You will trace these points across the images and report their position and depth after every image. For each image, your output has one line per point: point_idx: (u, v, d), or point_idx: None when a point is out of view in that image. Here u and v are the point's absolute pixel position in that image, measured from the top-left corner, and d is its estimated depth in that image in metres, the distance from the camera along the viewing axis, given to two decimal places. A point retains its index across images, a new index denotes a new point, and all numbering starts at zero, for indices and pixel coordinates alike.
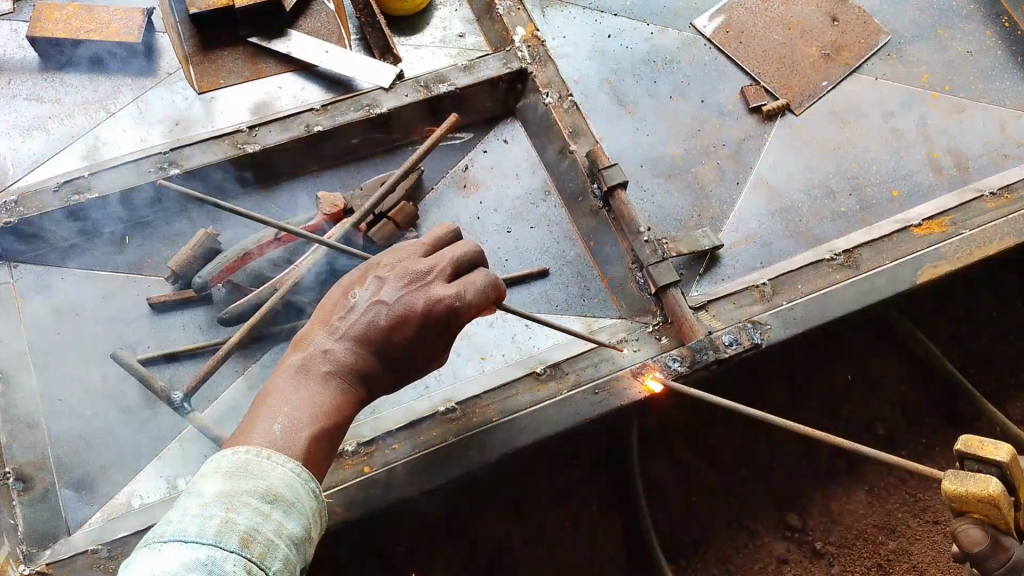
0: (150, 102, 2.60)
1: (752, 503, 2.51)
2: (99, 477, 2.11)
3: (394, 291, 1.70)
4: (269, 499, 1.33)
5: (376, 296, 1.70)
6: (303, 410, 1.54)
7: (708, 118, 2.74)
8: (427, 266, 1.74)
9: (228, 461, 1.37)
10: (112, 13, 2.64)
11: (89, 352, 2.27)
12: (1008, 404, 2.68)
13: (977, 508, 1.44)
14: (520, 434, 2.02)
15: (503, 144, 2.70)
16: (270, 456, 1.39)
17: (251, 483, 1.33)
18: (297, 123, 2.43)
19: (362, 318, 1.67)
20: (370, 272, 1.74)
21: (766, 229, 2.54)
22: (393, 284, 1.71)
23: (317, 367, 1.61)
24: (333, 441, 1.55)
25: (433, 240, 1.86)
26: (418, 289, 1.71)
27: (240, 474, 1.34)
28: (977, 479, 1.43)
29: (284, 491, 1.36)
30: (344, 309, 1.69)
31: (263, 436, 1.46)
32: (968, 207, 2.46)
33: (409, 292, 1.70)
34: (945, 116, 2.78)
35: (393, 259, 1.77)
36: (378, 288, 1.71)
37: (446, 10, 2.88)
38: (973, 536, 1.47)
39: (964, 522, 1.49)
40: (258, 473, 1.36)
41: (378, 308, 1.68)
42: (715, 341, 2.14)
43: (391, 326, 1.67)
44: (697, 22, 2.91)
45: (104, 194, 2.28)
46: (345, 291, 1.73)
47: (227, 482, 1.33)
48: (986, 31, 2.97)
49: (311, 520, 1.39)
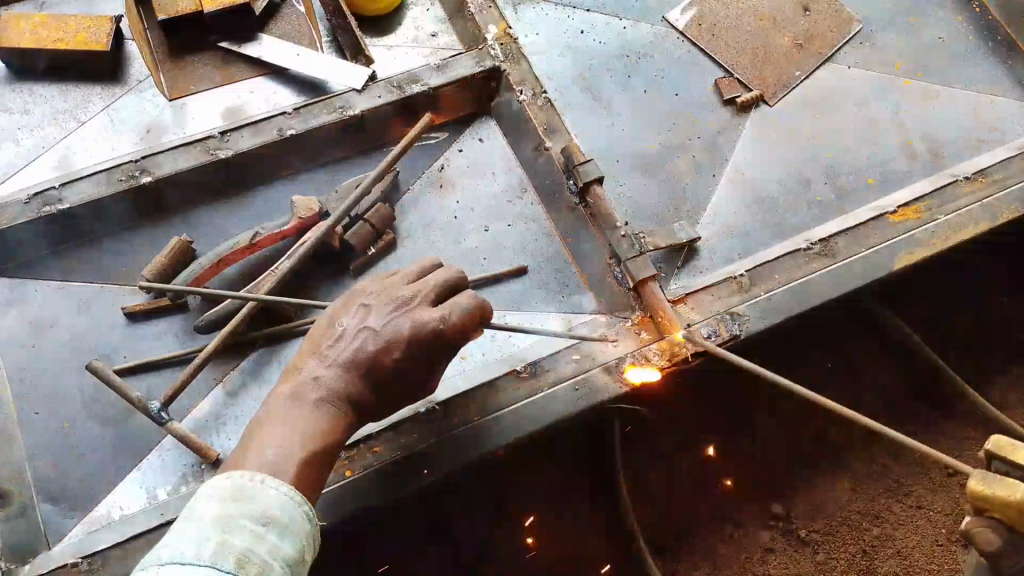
0: (120, 110, 2.58)
1: (736, 494, 2.50)
2: (78, 490, 2.09)
3: (381, 318, 1.76)
4: (264, 521, 1.37)
5: (363, 323, 1.75)
6: (292, 435, 1.58)
7: (682, 111, 2.74)
8: (410, 291, 1.80)
9: (221, 485, 1.41)
10: (79, 21, 2.58)
11: (65, 364, 2.24)
12: (986, 385, 2.69)
13: (999, 511, 1.39)
14: (503, 433, 2.02)
15: (479, 142, 2.69)
16: (264, 479, 1.43)
17: (246, 506, 1.38)
18: (270, 128, 2.42)
19: (351, 345, 1.73)
20: (353, 301, 1.81)
21: (743, 219, 2.54)
22: (379, 311, 1.77)
23: (308, 394, 1.66)
24: (319, 470, 1.60)
25: (417, 268, 1.91)
26: (403, 313, 1.77)
27: (235, 498, 1.39)
28: (1007, 483, 1.38)
29: (279, 513, 1.41)
30: (332, 337, 1.75)
31: (254, 461, 1.50)
32: (945, 191, 2.46)
33: (396, 317, 1.76)
34: (918, 103, 2.79)
35: (378, 285, 1.83)
36: (364, 314, 1.77)
37: (418, 10, 2.86)
38: (987, 538, 1.40)
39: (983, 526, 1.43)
40: (252, 497, 1.40)
41: (364, 334, 1.74)
42: (695, 334, 2.15)
43: (379, 351, 1.73)
44: (669, 15, 2.91)
45: (75, 204, 2.26)
46: (330, 320, 1.78)
47: (221, 506, 1.37)
48: (957, 17, 2.98)
49: (306, 541, 1.43)
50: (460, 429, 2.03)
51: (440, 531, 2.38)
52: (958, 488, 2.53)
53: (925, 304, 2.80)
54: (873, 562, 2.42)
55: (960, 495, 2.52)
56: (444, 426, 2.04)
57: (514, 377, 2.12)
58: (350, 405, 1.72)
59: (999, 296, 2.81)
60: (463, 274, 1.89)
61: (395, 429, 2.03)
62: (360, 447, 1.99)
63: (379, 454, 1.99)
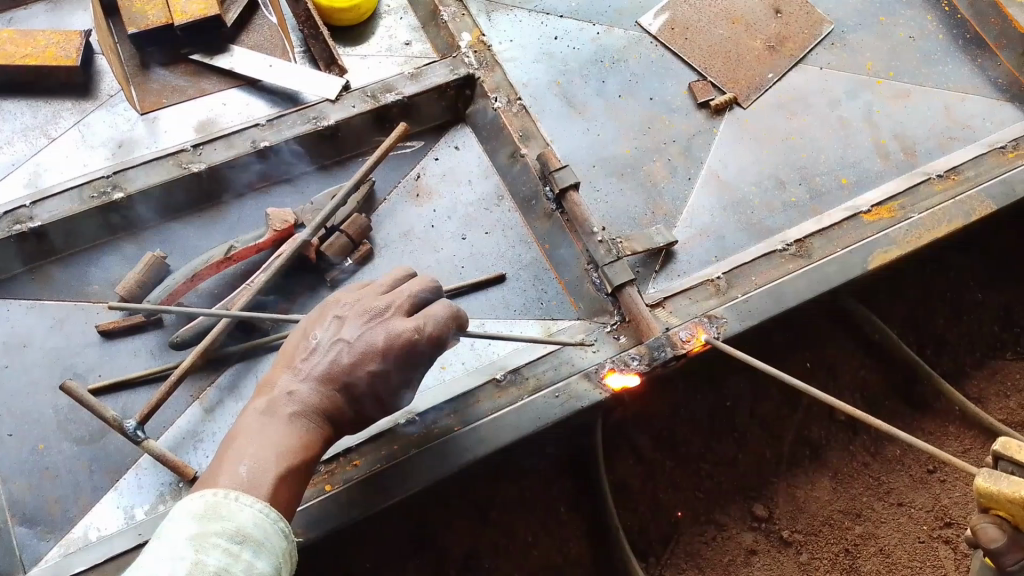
0: (91, 125, 2.56)
1: (717, 497, 2.50)
2: (54, 512, 2.07)
3: (355, 330, 1.75)
4: (239, 539, 1.36)
5: (337, 335, 1.75)
6: (267, 450, 1.57)
7: (657, 115, 2.74)
8: (384, 302, 1.78)
9: (194, 504, 1.40)
10: (49, 36, 2.56)
11: (39, 384, 2.22)
12: (964, 381, 2.71)
13: (1003, 507, 1.54)
14: (483, 442, 2.01)
15: (455, 150, 2.68)
16: (237, 497, 1.41)
17: (221, 524, 1.37)
18: (243, 140, 2.41)
19: (324, 358, 1.72)
20: (328, 311, 1.79)
21: (719, 222, 2.55)
22: (353, 323, 1.76)
23: (282, 408, 1.65)
24: (295, 485, 1.59)
25: (390, 280, 1.90)
26: (377, 325, 1.76)
27: (209, 516, 1.38)
28: (1011, 480, 1.53)
29: (254, 531, 1.40)
30: (306, 350, 1.74)
31: (229, 478, 1.49)
32: (917, 190, 2.48)
33: (369, 329, 1.75)
34: (890, 102, 2.81)
35: (351, 297, 1.82)
36: (338, 327, 1.76)
37: (391, 18, 2.85)
38: (991, 533, 1.54)
39: (985, 520, 1.57)
40: (226, 515, 1.39)
41: (339, 347, 1.73)
42: (673, 338, 2.15)
43: (354, 363, 1.72)
44: (642, 19, 2.92)
45: (47, 222, 2.24)
46: (304, 333, 1.77)
47: (196, 524, 1.36)
48: (926, 16, 3.00)
49: (282, 559, 1.43)
50: (441, 439, 2.01)
51: (422, 544, 2.36)
52: (938, 484, 2.54)
53: (903, 302, 2.81)
54: (856, 560, 2.43)
55: (940, 491, 2.53)
56: (424, 437, 2.02)
57: (493, 385, 2.11)
58: (326, 419, 1.72)
59: (975, 292, 2.83)
60: (437, 284, 1.88)
61: (374, 441, 2.02)
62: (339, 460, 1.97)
63: (359, 467, 1.97)
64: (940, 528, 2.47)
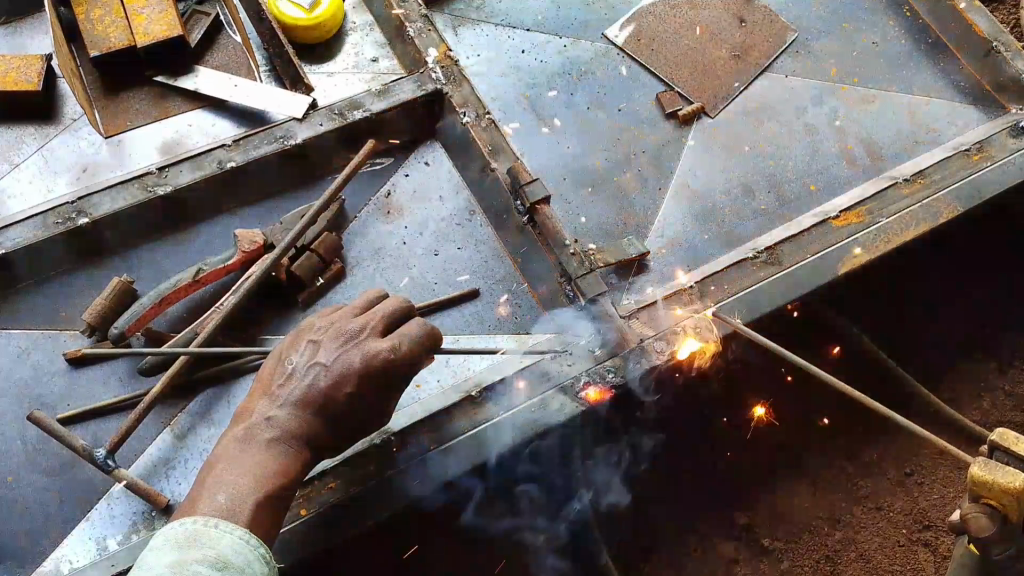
0: (55, 150, 2.53)
1: (697, 506, 2.51)
2: (25, 545, 2.03)
3: (330, 353, 1.72)
4: (219, 566, 1.34)
5: (312, 359, 1.73)
6: (245, 475, 1.57)
7: (626, 126, 2.75)
8: (358, 324, 1.76)
9: (174, 532, 1.38)
10: (9, 61, 2.52)
11: (6, 415, 2.17)
12: (939, 383, 2.74)
13: (997, 497, 1.44)
14: (460, 461, 1.99)
15: (425, 166, 2.67)
16: (216, 524, 1.40)
17: (201, 552, 1.35)
18: (210, 161, 2.38)
19: (301, 383, 1.70)
20: (302, 336, 1.78)
21: (691, 232, 2.56)
22: (327, 345, 1.74)
23: (260, 434, 1.65)
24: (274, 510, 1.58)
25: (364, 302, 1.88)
26: (352, 348, 1.73)
27: (189, 544, 1.36)
28: (1007, 471, 1.44)
29: (233, 557, 1.37)
30: (282, 376, 1.73)
31: (207, 507, 1.49)
32: (883, 196, 2.49)
33: (345, 352, 1.72)
34: (856, 108, 2.83)
35: (325, 321, 1.80)
36: (313, 351, 1.74)
37: (357, 35, 2.83)
38: (982, 523, 1.46)
39: (977, 510, 1.48)
40: (205, 541, 1.38)
41: (315, 370, 1.71)
42: (648, 348, 2.15)
43: (330, 387, 1.70)
44: (608, 32, 2.93)
45: (11, 250, 2.20)
46: (281, 357, 1.76)
47: (175, 553, 1.34)
48: (889, 21, 3.03)
49: None
50: (417, 459, 1.99)
51: None
52: (916, 488, 2.55)
53: None
54: (836, 566, 2.45)
55: (918, 494, 2.54)
56: (399, 457, 2.00)
57: (469, 403, 2.09)
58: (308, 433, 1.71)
59: None
60: (410, 302, 1.85)
61: (350, 463, 1.99)
62: (314, 484, 1.94)
63: (334, 490, 1.94)
64: (920, 531, 2.49)
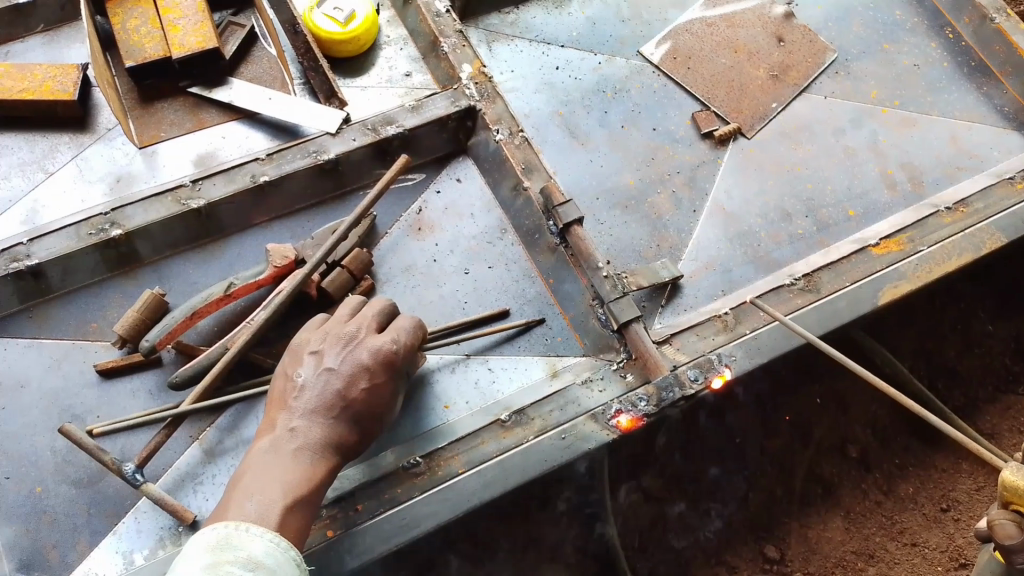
0: (90, 159, 2.53)
1: (727, 537, 2.45)
2: (51, 558, 2.02)
3: (335, 356, 1.76)
4: (252, 567, 1.36)
5: (318, 366, 1.74)
6: (273, 486, 1.56)
7: (660, 145, 2.72)
8: (355, 325, 1.81)
9: (207, 536, 1.40)
10: (45, 69, 2.53)
11: (35, 426, 2.17)
12: (977, 413, 2.68)
13: None
14: (488, 486, 1.96)
15: (456, 182, 2.65)
16: (249, 528, 1.41)
17: (233, 553, 1.36)
18: (243, 175, 2.38)
19: (316, 390, 1.71)
20: (301, 350, 1.79)
21: (726, 256, 2.52)
22: (330, 351, 1.76)
23: (286, 445, 1.64)
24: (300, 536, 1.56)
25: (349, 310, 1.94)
26: (355, 347, 1.78)
27: (221, 546, 1.37)
28: None
29: (265, 559, 1.39)
30: (295, 390, 1.72)
31: None
32: (925, 223, 2.44)
33: (349, 352, 1.77)
34: (895, 130, 2.79)
35: (319, 331, 1.83)
36: (318, 360, 1.75)
37: (391, 49, 2.81)
38: (1009, 530, 1.50)
39: (1002, 517, 1.52)
40: (238, 545, 1.39)
41: (325, 376, 1.72)
42: (681, 377, 2.11)
43: (346, 386, 1.72)
44: (644, 49, 2.90)
45: (44, 260, 2.21)
46: (286, 374, 1.76)
47: (208, 555, 1.36)
48: (931, 43, 2.97)
49: None
50: (445, 483, 1.96)
51: None
52: (952, 523, 2.51)
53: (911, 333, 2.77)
54: None
55: (953, 531, 2.49)
56: (427, 480, 1.97)
57: (498, 426, 2.07)
58: (332, 450, 1.70)
59: (985, 323, 2.81)
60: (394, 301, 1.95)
61: (377, 485, 1.96)
62: (341, 506, 1.92)
63: (361, 512, 1.92)
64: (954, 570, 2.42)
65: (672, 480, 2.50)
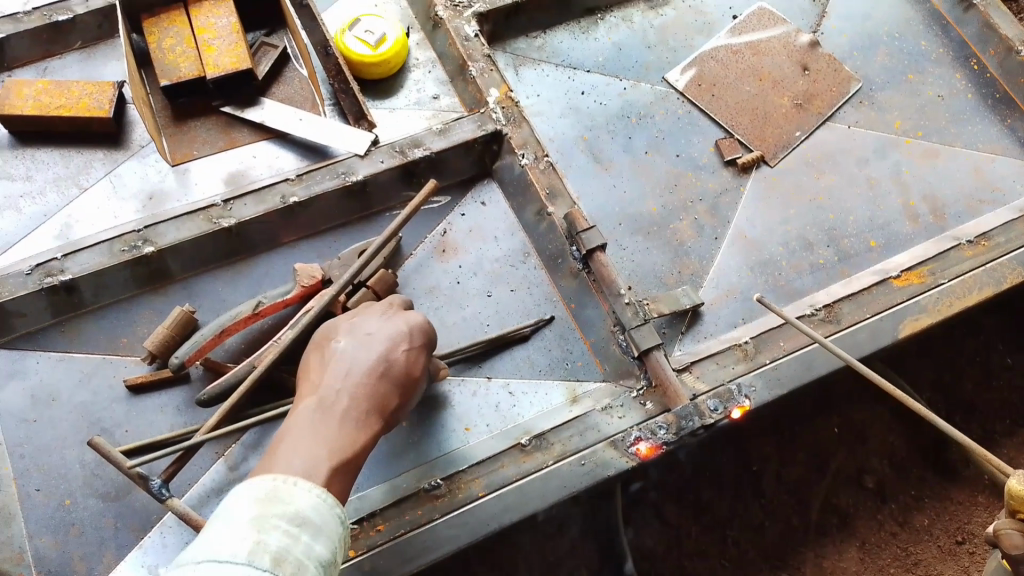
0: (123, 176, 2.59)
1: (742, 564, 2.46)
2: (78, 569, 2.07)
3: (373, 325, 1.84)
4: (298, 523, 1.35)
5: (357, 333, 1.81)
6: None
7: (683, 172, 2.74)
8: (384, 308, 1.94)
9: (255, 487, 1.39)
10: (83, 87, 2.59)
11: (66, 439, 2.22)
12: (994, 446, 2.68)
13: None
14: (507, 510, 1.99)
15: (481, 206, 2.69)
16: (295, 482, 1.41)
17: (281, 507, 1.36)
18: (273, 195, 2.42)
19: (360, 351, 1.76)
20: (336, 328, 1.85)
21: (746, 284, 2.55)
22: (366, 322, 1.85)
23: (335, 404, 1.66)
24: None
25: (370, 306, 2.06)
26: (390, 319, 1.88)
27: (269, 499, 1.37)
28: None
29: (312, 514, 1.39)
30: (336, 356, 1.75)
31: None
32: (948, 256, 2.44)
33: (385, 323, 1.86)
34: (917, 162, 2.80)
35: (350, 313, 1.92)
36: (355, 330, 1.82)
37: (419, 72, 2.86)
38: (1015, 539, 1.55)
39: (1008, 525, 1.57)
40: (284, 498, 1.39)
41: (365, 341, 1.79)
42: (701, 407, 2.13)
43: (389, 346, 1.79)
44: (669, 76, 2.92)
45: (78, 275, 2.26)
46: (324, 345, 1.80)
47: (256, 506, 1.35)
48: (956, 75, 2.98)
49: (337, 543, 1.41)
50: (465, 506, 1.99)
51: None
52: (967, 556, 2.52)
53: (930, 364, 2.78)
54: None
55: (968, 564, 2.50)
56: (447, 503, 2.00)
57: (518, 450, 2.10)
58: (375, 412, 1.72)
59: (1004, 355, 2.81)
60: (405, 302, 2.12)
61: (399, 506, 2.00)
62: (362, 526, 1.95)
63: (382, 533, 1.95)
64: None
65: (689, 506, 2.52)
